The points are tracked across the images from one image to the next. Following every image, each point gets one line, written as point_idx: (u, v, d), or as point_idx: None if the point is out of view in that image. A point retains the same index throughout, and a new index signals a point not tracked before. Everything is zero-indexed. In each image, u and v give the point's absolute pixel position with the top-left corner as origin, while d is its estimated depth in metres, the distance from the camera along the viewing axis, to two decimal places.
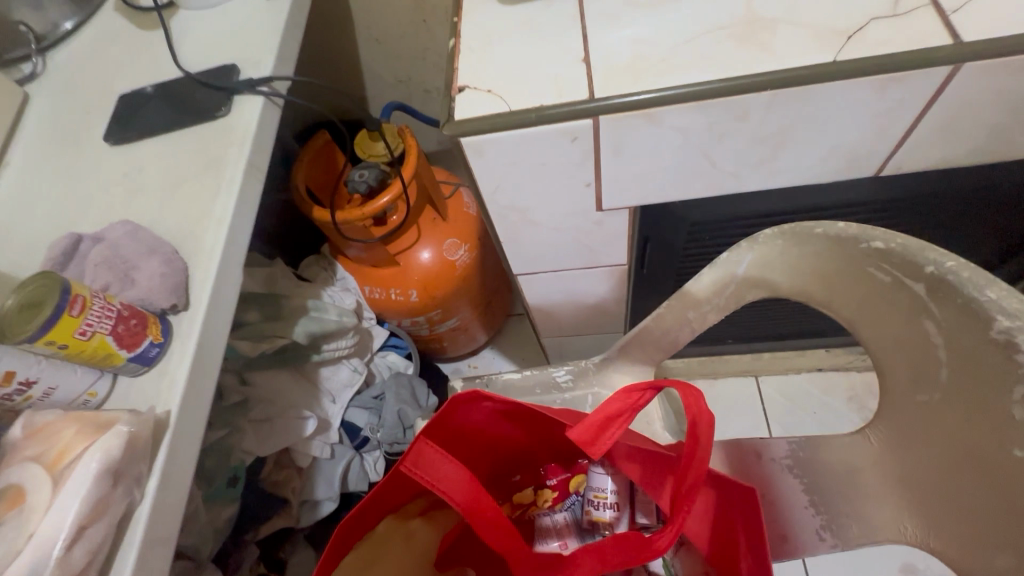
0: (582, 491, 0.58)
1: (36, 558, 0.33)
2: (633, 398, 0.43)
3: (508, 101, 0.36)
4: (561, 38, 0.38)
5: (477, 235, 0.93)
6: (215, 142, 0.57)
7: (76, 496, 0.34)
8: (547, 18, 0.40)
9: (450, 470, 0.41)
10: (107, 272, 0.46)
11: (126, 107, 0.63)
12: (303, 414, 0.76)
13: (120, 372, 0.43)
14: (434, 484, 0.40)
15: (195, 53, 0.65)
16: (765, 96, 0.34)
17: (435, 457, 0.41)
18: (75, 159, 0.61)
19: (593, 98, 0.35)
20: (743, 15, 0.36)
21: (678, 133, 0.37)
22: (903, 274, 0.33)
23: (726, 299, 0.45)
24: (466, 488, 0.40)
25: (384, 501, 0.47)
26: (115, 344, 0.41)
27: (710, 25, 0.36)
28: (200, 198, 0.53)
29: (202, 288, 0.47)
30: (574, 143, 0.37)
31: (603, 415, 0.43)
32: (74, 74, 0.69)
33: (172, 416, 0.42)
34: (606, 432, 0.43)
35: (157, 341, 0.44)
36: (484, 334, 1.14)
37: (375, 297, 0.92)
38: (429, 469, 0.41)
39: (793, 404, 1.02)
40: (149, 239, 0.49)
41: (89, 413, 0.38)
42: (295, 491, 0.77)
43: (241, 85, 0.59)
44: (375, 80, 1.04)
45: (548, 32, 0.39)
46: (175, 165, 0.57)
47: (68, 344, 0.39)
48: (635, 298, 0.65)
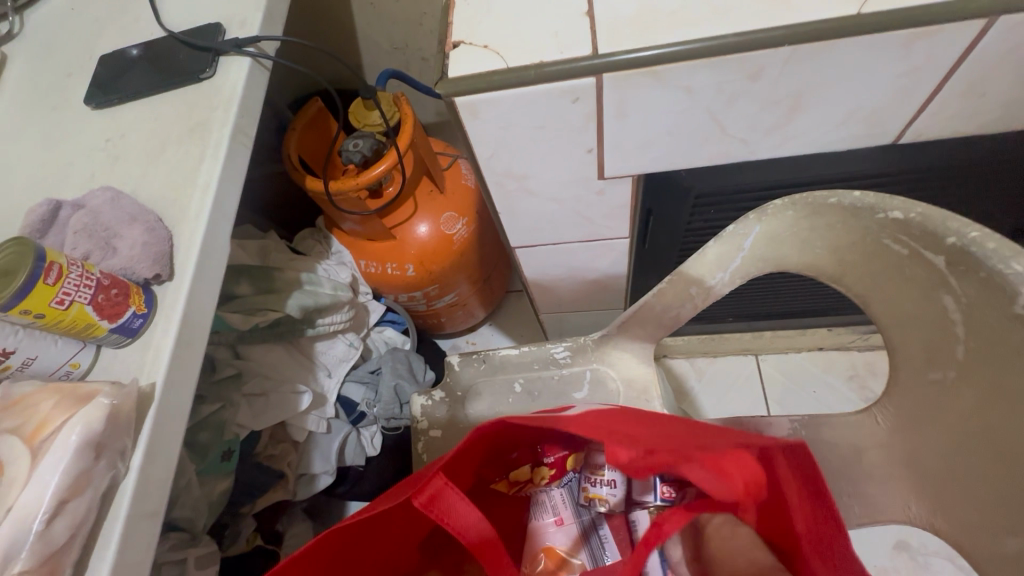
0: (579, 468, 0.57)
1: (15, 532, 0.32)
2: None
3: (507, 57, 0.34)
4: None
5: (475, 209, 0.91)
6: (199, 105, 0.55)
7: (56, 470, 0.33)
8: None
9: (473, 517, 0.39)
10: (87, 240, 0.44)
11: (106, 68, 0.60)
12: (299, 388, 0.76)
13: (103, 343, 0.41)
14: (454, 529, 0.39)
15: (180, 12, 0.62)
16: (782, 52, 0.32)
17: (455, 502, 0.39)
18: (54, 123, 0.59)
19: (595, 53, 0.33)
20: None
21: (686, 94, 0.34)
22: (922, 246, 0.32)
23: (731, 274, 0.43)
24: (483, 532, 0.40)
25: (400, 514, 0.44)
26: (95, 315, 0.39)
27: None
28: (184, 165, 0.51)
29: (187, 258, 0.45)
30: (576, 104, 0.35)
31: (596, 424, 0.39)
32: (52, 34, 0.66)
33: (157, 389, 0.40)
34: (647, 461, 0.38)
35: (140, 312, 0.42)
36: (482, 311, 1.13)
37: (371, 272, 0.91)
38: (449, 515, 0.39)
39: (792, 382, 1.02)
40: (131, 207, 0.47)
41: (69, 384, 0.37)
42: (291, 465, 0.77)
43: (226, 44, 0.56)
44: (370, 45, 1.00)
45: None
46: (159, 130, 0.54)
47: (44, 313, 0.37)
48: (636, 274, 0.64)
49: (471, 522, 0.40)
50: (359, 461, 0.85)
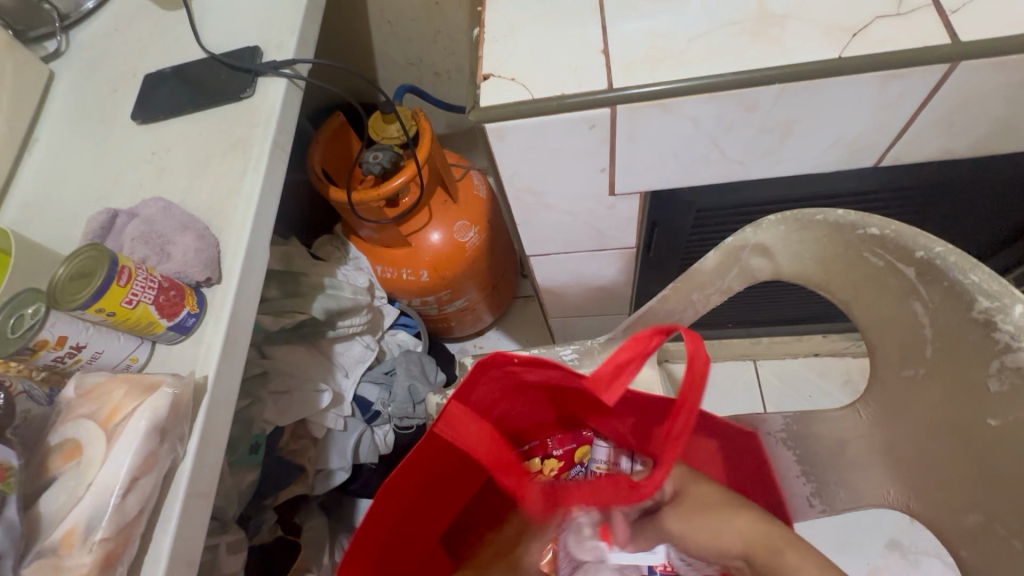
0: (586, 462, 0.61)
1: (94, 506, 0.36)
2: (643, 344, 0.41)
3: (532, 89, 0.39)
4: (582, 29, 0.40)
5: (486, 218, 0.96)
6: (239, 122, 0.59)
7: (129, 451, 0.38)
8: (567, 10, 0.41)
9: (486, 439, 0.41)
10: (144, 246, 0.49)
11: (151, 86, 0.64)
12: (320, 386, 0.80)
13: (159, 340, 0.46)
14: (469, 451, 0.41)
15: (219, 34, 0.67)
16: (774, 89, 0.36)
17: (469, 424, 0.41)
18: (102, 137, 0.64)
19: (610, 88, 0.37)
20: (754, 10, 0.38)
21: (689, 122, 0.39)
22: (895, 258, 0.36)
23: (728, 282, 0.48)
24: (486, 441, 0.49)
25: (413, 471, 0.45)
26: (157, 313, 0.44)
27: (724, 21, 0.38)
28: (227, 177, 0.56)
29: (233, 263, 0.50)
30: (592, 130, 0.40)
31: (614, 365, 0.41)
32: (98, 52, 0.71)
33: (210, 381, 0.45)
34: (619, 381, 0.41)
35: (193, 311, 0.46)
36: (490, 315, 1.17)
37: (387, 277, 0.95)
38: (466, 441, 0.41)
39: (788, 387, 1.06)
40: (181, 215, 0.51)
41: (135, 375, 0.41)
42: (310, 460, 0.81)
43: (265, 66, 0.61)
44: (387, 62, 1.05)
45: (569, 22, 0.41)
46: (202, 144, 0.59)
47: (115, 311, 0.41)
48: (640, 281, 0.68)
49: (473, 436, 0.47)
50: (372, 459, 0.88)
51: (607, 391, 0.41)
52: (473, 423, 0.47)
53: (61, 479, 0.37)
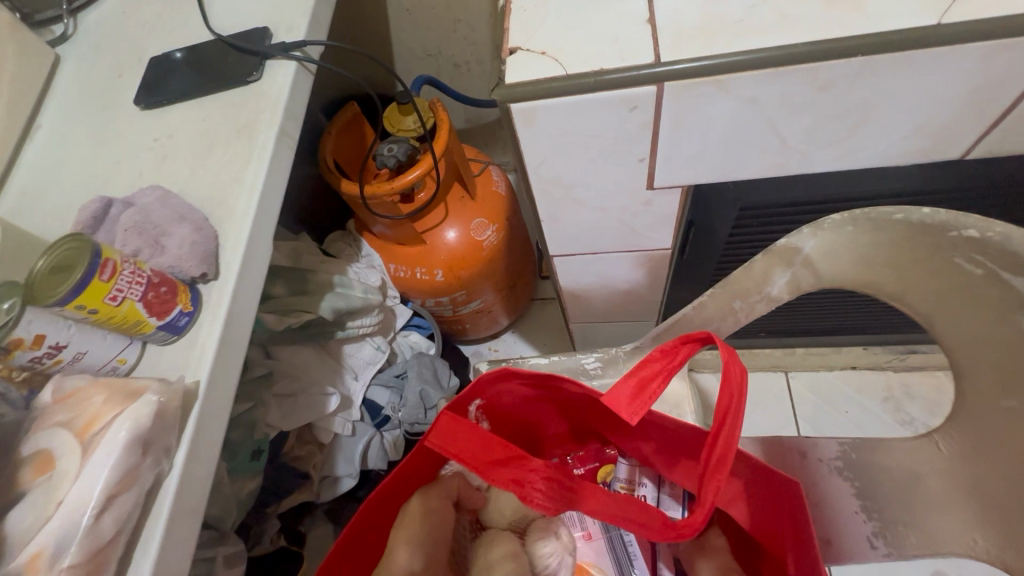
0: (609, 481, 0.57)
1: (64, 528, 0.32)
2: (672, 359, 0.39)
3: (566, 64, 0.34)
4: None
5: (505, 216, 0.91)
6: (245, 107, 0.56)
7: (104, 466, 0.34)
8: None
9: (472, 440, 0.41)
10: (136, 237, 0.45)
11: (157, 70, 0.61)
12: (327, 389, 0.76)
13: (150, 340, 0.42)
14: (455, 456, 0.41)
15: (228, 16, 0.63)
16: (853, 64, 0.31)
17: (456, 428, 0.41)
18: (105, 123, 0.60)
19: (659, 62, 0.32)
20: None
21: (748, 105, 0.34)
22: (1000, 266, 0.30)
23: (780, 289, 0.42)
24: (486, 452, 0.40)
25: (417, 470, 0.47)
26: (145, 312, 0.40)
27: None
28: (230, 166, 0.52)
29: (232, 258, 0.46)
30: (633, 113, 0.35)
31: (636, 380, 0.39)
32: (105, 36, 0.68)
33: (202, 387, 0.41)
34: (644, 398, 0.38)
35: (187, 310, 0.42)
36: (506, 318, 1.12)
37: (400, 276, 0.91)
38: (451, 442, 0.41)
39: (823, 401, 0.99)
40: (179, 205, 0.47)
41: (118, 380, 0.37)
42: (316, 466, 0.78)
43: (274, 48, 0.57)
44: (405, 52, 1.01)
45: None
46: (206, 131, 0.55)
47: (97, 309, 0.37)
48: (672, 286, 0.63)
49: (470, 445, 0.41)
50: (382, 465, 0.84)
51: (629, 407, 0.38)
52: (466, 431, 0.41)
53: (31, 495, 0.33)
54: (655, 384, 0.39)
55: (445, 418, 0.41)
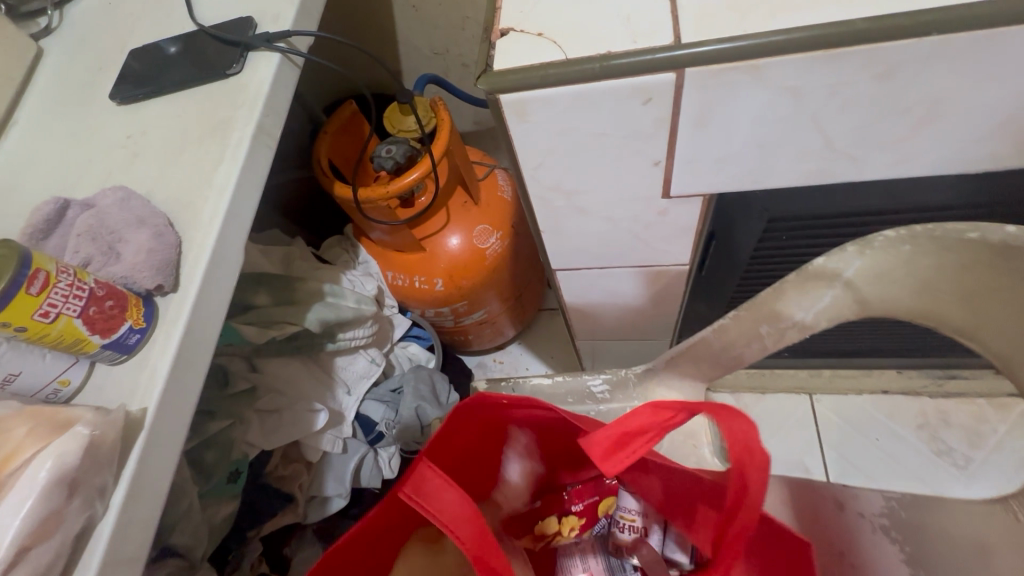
0: (610, 513, 0.52)
1: None
2: (663, 417, 0.36)
3: (566, 47, 0.28)
4: None
5: (510, 223, 0.86)
6: (223, 102, 0.51)
7: (16, 513, 0.29)
8: None
9: (454, 502, 0.36)
10: (89, 243, 0.41)
11: (135, 63, 0.57)
12: (316, 406, 0.71)
13: (97, 359, 0.37)
14: (434, 517, 0.35)
15: (214, 6, 0.59)
16: (925, 44, 0.25)
17: (438, 485, 0.36)
18: (80, 119, 0.56)
19: (679, 43, 0.27)
20: None
21: (788, 96, 0.28)
22: None
23: (818, 315, 0.36)
24: (467, 516, 0.35)
25: (384, 525, 0.41)
26: (85, 329, 0.35)
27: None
28: (202, 165, 0.47)
29: (194, 268, 0.41)
30: (648, 106, 0.29)
31: (620, 431, 0.37)
32: (89, 28, 0.64)
33: (149, 416, 0.36)
34: (625, 450, 0.37)
35: (137, 326, 0.38)
36: (512, 329, 1.07)
37: (398, 284, 0.86)
38: (430, 500, 0.35)
39: (852, 428, 0.91)
40: (141, 208, 0.43)
41: (47, 409, 0.33)
42: (302, 487, 0.73)
43: (257, 39, 0.53)
44: (410, 50, 0.97)
45: None
46: (181, 127, 0.51)
47: (26, 327, 0.33)
48: (688, 304, 0.56)
49: (454, 506, 0.36)
50: (376, 484, 0.79)
51: (606, 460, 0.37)
52: (448, 490, 0.36)
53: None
54: (645, 439, 0.37)
55: (423, 467, 0.36)
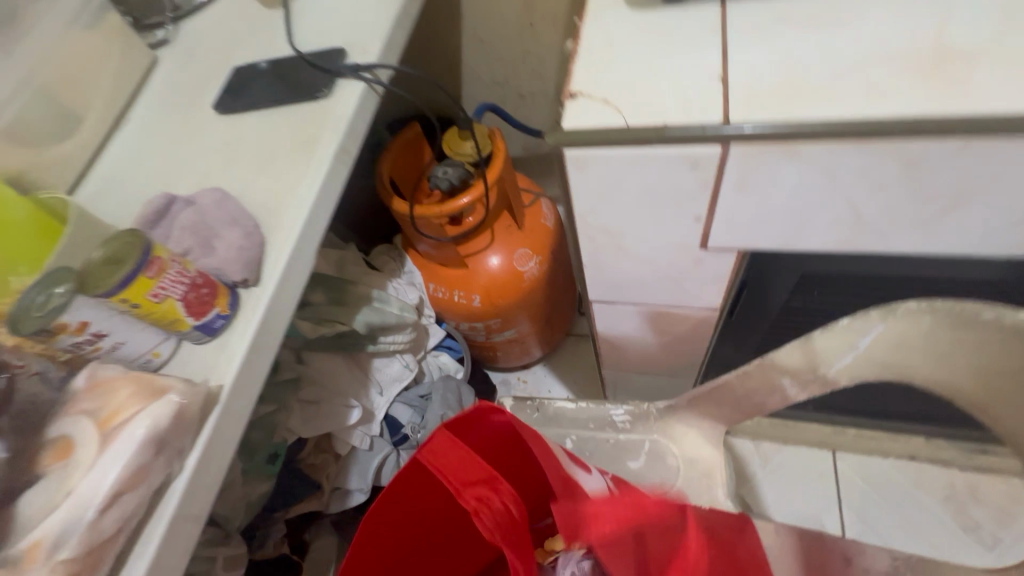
0: None
1: (69, 518, 0.32)
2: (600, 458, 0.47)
3: (625, 114, 0.32)
4: (696, 52, 0.34)
5: (550, 250, 0.91)
6: (312, 121, 0.57)
7: (118, 461, 0.34)
8: (680, 28, 0.35)
9: (456, 461, 0.43)
10: (191, 236, 0.47)
11: (240, 78, 0.65)
12: (351, 402, 0.76)
13: (185, 338, 0.43)
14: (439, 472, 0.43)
15: (310, 34, 0.66)
16: (952, 144, 0.28)
17: (448, 446, 0.43)
18: (185, 123, 0.64)
19: (726, 123, 0.30)
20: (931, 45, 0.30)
21: (822, 173, 0.31)
22: None
23: (837, 373, 0.38)
24: (462, 465, 0.43)
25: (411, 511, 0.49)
26: (183, 310, 0.41)
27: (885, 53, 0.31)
28: (289, 176, 0.53)
29: (274, 267, 0.47)
30: (693, 170, 0.33)
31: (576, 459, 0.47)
32: (200, 43, 0.73)
33: (226, 392, 0.41)
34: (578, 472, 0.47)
35: (223, 313, 0.43)
36: (539, 350, 1.11)
37: (438, 296, 0.91)
38: (438, 457, 0.43)
39: (874, 491, 0.89)
40: (235, 209, 0.49)
41: (146, 375, 0.38)
42: (328, 477, 0.77)
43: (345, 68, 0.59)
44: (473, 79, 1.04)
45: (678, 44, 0.34)
46: (273, 139, 0.58)
47: (140, 304, 0.39)
48: (716, 346, 0.59)
49: (453, 459, 0.43)
50: None
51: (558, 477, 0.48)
52: (452, 450, 0.43)
53: (48, 478, 0.34)
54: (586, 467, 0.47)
55: (438, 435, 0.43)
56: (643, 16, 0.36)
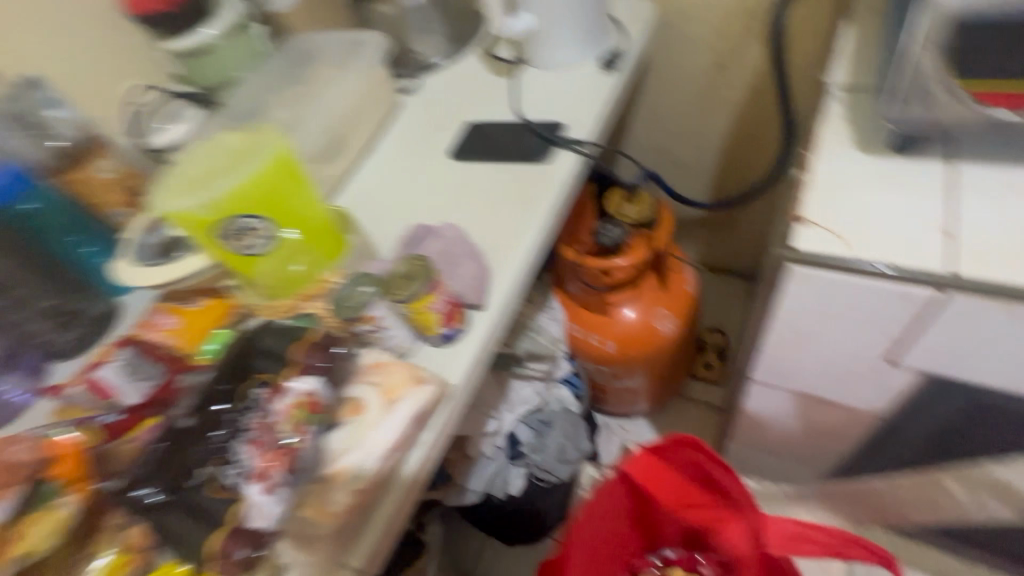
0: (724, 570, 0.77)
1: (362, 459, 0.44)
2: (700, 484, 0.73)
3: (852, 248, 0.50)
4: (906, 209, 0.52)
5: (687, 313, 0.98)
6: (531, 179, 0.70)
7: (396, 426, 0.46)
8: (894, 183, 0.54)
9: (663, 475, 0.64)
10: (438, 260, 0.60)
11: (472, 132, 0.80)
12: (489, 414, 0.88)
13: (428, 341, 0.54)
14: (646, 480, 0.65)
15: (533, 106, 0.80)
16: None
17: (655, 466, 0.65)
18: (421, 162, 0.79)
19: (936, 274, 0.48)
20: None
21: (979, 321, 0.50)
22: None
23: None
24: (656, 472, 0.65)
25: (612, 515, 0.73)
26: (440, 320, 0.53)
27: None
28: (510, 223, 0.65)
29: (497, 297, 0.58)
30: (889, 301, 0.52)
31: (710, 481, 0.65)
32: (436, 96, 0.90)
33: (456, 389, 0.52)
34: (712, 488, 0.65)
35: (460, 326, 0.55)
36: (646, 402, 1.18)
37: (574, 334, 1.00)
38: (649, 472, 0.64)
39: None
40: (472, 245, 0.62)
41: (411, 365, 0.50)
42: (456, 474, 0.88)
43: (564, 141, 0.72)
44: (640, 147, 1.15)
45: (893, 194, 0.53)
46: (495, 189, 0.71)
47: (418, 309, 0.52)
48: (871, 421, 0.68)
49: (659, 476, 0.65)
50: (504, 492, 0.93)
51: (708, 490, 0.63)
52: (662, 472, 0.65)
53: (347, 425, 0.45)
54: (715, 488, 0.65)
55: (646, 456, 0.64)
56: (869, 162, 0.56)
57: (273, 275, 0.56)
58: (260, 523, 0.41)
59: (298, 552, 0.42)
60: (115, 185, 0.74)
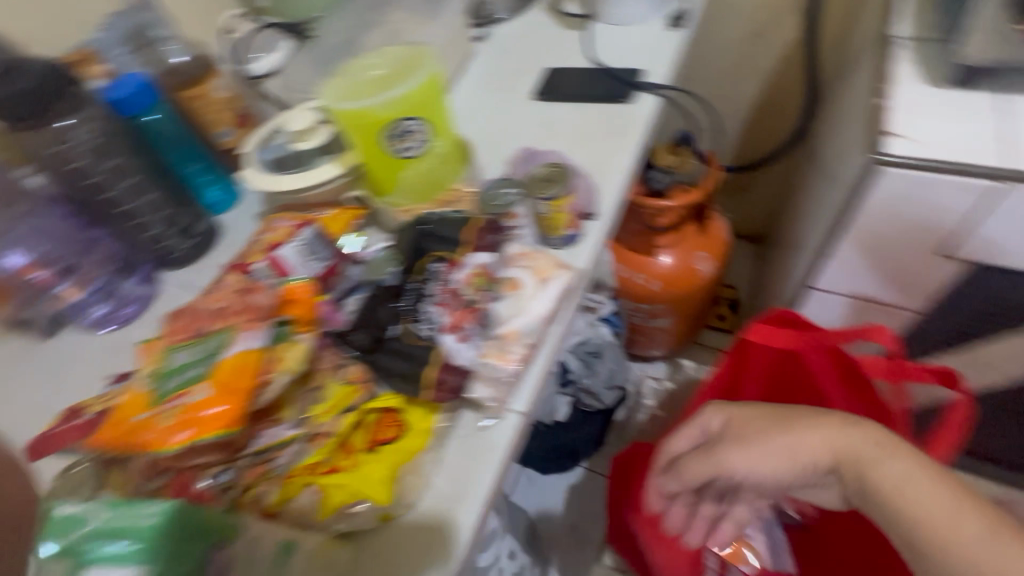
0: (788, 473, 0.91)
1: (526, 323, 0.51)
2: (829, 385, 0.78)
3: (940, 150, 0.62)
4: (966, 125, 0.64)
5: (722, 252, 1.09)
6: (617, 116, 0.78)
7: (547, 299, 0.53)
8: (959, 106, 0.66)
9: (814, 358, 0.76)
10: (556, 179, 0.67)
11: (552, 76, 0.86)
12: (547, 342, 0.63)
13: (553, 244, 0.63)
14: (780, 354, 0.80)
15: (609, 54, 0.88)
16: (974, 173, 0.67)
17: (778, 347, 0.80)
18: (503, 98, 0.85)
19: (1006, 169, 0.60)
20: None
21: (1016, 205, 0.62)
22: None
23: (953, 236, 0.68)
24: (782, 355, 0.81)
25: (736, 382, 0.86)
26: (565, 221, 0.61)
27: None
28: (604, 151, 0.73)
29: (608, 204, 0.66)
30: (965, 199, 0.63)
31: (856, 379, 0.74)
32: (506, 44, 0.95)
33: (583, 275, 0.60)
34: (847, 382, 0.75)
35: (574, 228, 0.62)
36: (665, 347, 1.28)
37: (621, 274, 1.09)
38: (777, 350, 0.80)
39: None
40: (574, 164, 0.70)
41: (545, 254, 0.57)
42: None
43: (648, 84, 0.80)
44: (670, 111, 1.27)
45: (959, 117, 0.65)
46: (583, 124, 0.78)
47: (551, 212, 0.61)
48: (923, 322, 0.83)
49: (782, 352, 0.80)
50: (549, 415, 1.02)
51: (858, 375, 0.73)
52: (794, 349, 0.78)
53: (507, 297, 0.52)
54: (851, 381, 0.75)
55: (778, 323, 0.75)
56: (935, 93, 0.67)
57: (415, 184, 0.63)
58: (460, 359, 0.49)
59: (483, 392, 0.50)
60: (227, 106, 0.78)
